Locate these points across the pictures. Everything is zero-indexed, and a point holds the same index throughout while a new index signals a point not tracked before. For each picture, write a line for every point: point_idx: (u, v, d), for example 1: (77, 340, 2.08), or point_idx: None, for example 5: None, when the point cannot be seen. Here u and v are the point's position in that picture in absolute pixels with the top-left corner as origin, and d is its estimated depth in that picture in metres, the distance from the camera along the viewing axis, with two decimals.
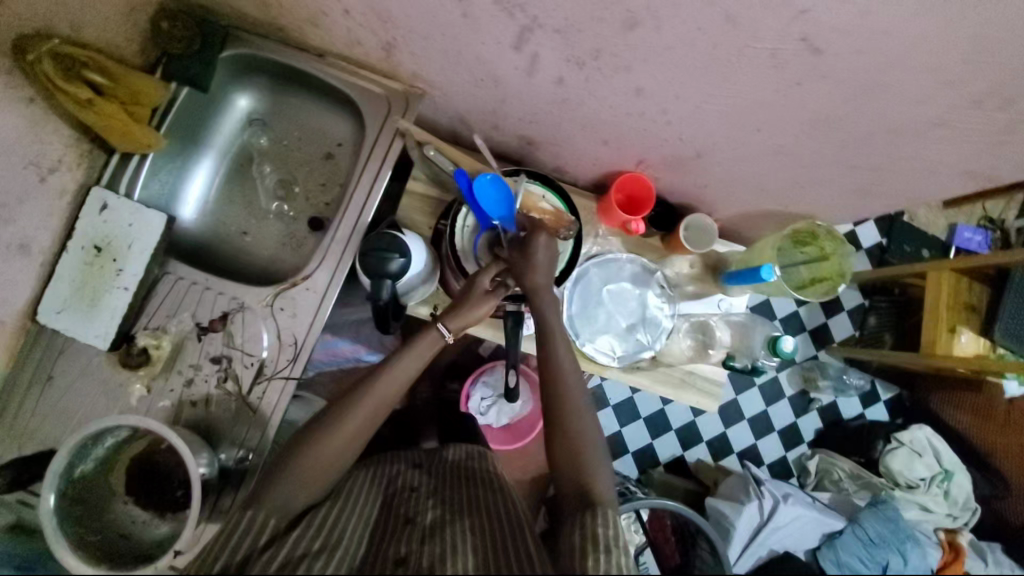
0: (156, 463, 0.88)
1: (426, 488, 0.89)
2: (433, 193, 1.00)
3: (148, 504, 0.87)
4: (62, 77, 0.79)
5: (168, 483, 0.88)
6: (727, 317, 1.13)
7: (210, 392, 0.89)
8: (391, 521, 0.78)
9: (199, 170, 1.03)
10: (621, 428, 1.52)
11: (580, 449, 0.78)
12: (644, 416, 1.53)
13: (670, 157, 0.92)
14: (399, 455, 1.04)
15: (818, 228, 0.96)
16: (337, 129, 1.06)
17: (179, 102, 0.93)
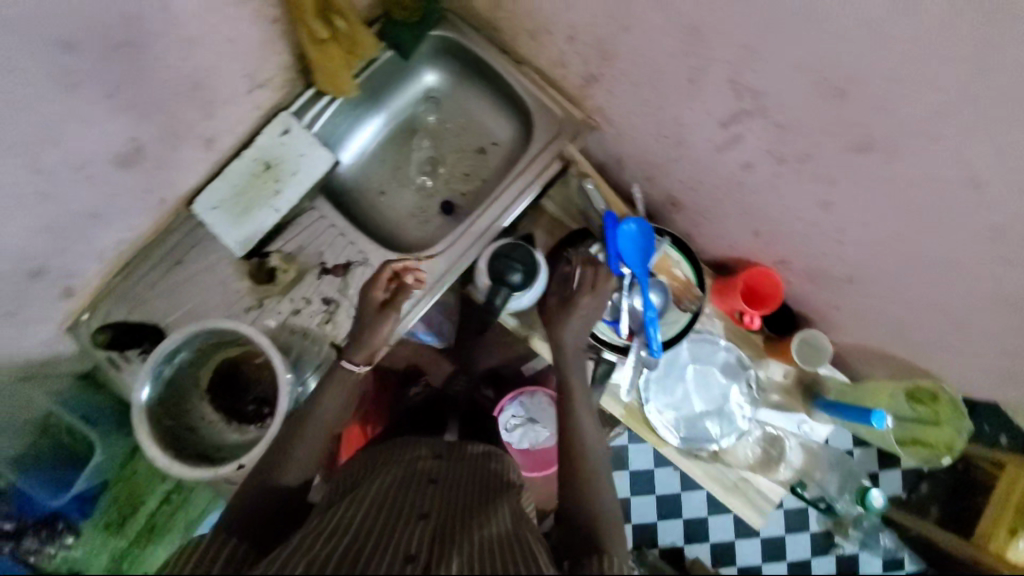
0: (240, 373, 0.92)
1: (444, 482, 0.85)
2: (563, 218, 1.01)
3: (220, 406, 0.91)
4: (314, 14, 0.82)
5: (244, 395, 0.92)
6: (804, 439, 1.09)
7: (309, 328, 0.93)
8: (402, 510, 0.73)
9: (368, 125, 1.09)
10: (631, 496, 1.46)
11: (587, 490, 0.73)
12: (658, 493, 1.45)
13: (816, 270, 0.90)
14: (417, 441, 1.02)
15: (942, 393, 0.96)
16: (498, 128, 1.11)
17: (381, 63, 1.03)
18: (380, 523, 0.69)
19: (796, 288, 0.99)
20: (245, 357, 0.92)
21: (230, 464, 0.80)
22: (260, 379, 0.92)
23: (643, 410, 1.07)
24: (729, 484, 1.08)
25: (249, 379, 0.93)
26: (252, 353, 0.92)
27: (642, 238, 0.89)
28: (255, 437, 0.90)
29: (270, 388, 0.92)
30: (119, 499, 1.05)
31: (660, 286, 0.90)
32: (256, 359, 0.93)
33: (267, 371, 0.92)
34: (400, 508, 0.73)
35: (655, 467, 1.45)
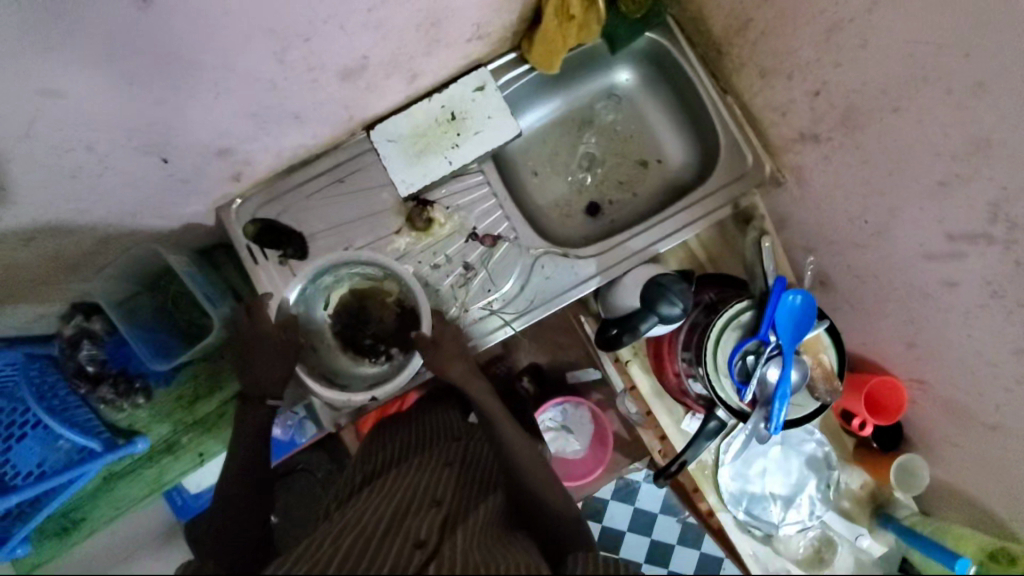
0: (362, 306, 0.94)
1: (461, 464, 0.89)
2: (701, 256, 1.01)
3: (339, 330, 0.94)
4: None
5: (363, 328, 0.94)
6: (855, 549, 1.06)
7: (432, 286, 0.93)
8: (418, 496, 0.77)
9: (547, 103, 1.06)
10: (626, 531, 1.26)
11: (544, 494, 0.81)
12: (654, 538, 1.25)
13: (959, 403, 0.87)
14: (432, 417, 1.04)
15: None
16: (670, 147, 1.07)
17: (585, 49, 1.00)
18: (396, 507, 0.74)
19: (919, 409, 0.96)
20: (370, 292, 0.94)
21: (363, 394, 0.86)
22: (380, 318, 0.94)
23: (714, 467, 1.07)
24: (769, 568, 1.08)
25: (370, 312, 0.94)
26: (379, 292, 0.93)
27: (802, 313, 0.87)
28: (366, 369, 0.93)
29: (385, 329, 0.94)
30: (198, 378, 1.05)
31: (802, 366, 0.87)
32: (380, 298, 0.94)
33: (389, 312, 0.94)
34: (418, 492, 0.79)
35: (661, 513, 1.25)
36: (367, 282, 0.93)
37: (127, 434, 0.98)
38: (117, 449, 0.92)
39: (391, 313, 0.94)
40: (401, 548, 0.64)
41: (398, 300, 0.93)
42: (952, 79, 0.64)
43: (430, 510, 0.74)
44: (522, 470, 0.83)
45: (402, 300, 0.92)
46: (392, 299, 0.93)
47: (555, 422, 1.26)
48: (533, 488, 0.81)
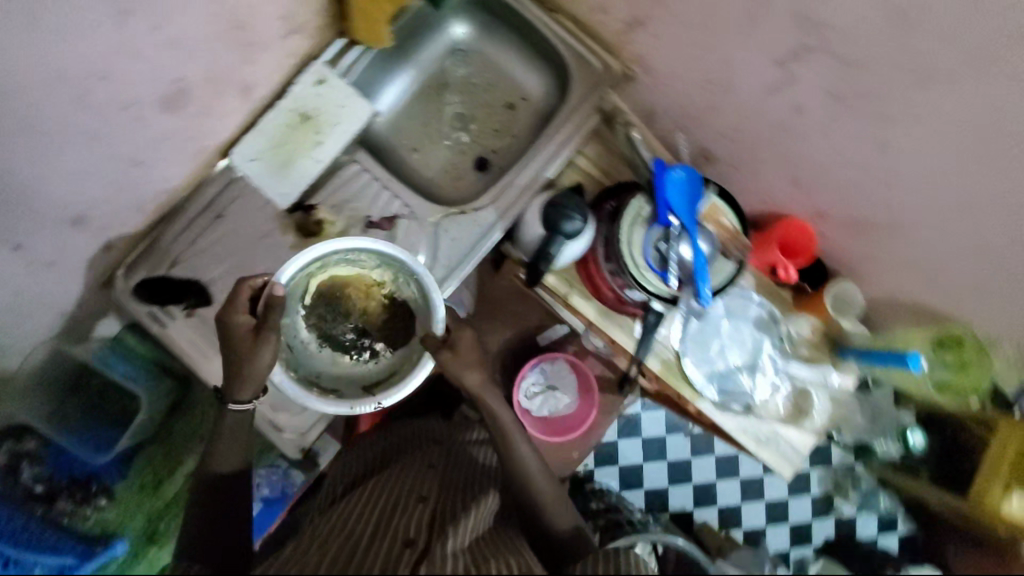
0: (344, 297, 0.93)
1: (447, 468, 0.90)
2: (595, 172, 1.01)
3: (317, 325, 0.92)
4: None
5: (347, 321, 0.93)
6: (831, 391, 1.11)
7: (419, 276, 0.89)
8: (405, 496, 0.79)
9: (399, 79, 1.07)
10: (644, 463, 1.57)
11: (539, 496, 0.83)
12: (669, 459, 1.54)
13: (856, 218, 0.92)
14: (414, 427, 1.07)
15: (968, 337, 0.93)
16: (530, 83, 1.09)
17: (411, 14, 1.02)
18: (383, 510, 0.75)
19: (828, 240, 1.02)
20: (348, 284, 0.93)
21: (368, 401, 0.82)
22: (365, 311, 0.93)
23: (679, 363, 1.09)
24: (760, 436, 1.10)
25: (348, 306, 0.93)
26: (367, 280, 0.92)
27: (690, 186, 0.91)
28: (348, 369, 0.92)
29: (372, 321, 0.93)
30: (154, 461, 1.03)
31: (708, 234, 0.91)
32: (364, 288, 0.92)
33: (373, 304, 0.93)
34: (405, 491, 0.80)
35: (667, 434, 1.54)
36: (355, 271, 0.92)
37: (103, 538, 0.95)
38: (96, 556, 0.90)
39: (377, 305, 0.93)
40: (390, 548, 0.66)
41: (385, 293, 0.92)
42: None
43: (418, 506, 0.76)
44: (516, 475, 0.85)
45: (389, 293, 0.92)
46: (382, 289, 0.93)
47: (539, 385, 1.28)
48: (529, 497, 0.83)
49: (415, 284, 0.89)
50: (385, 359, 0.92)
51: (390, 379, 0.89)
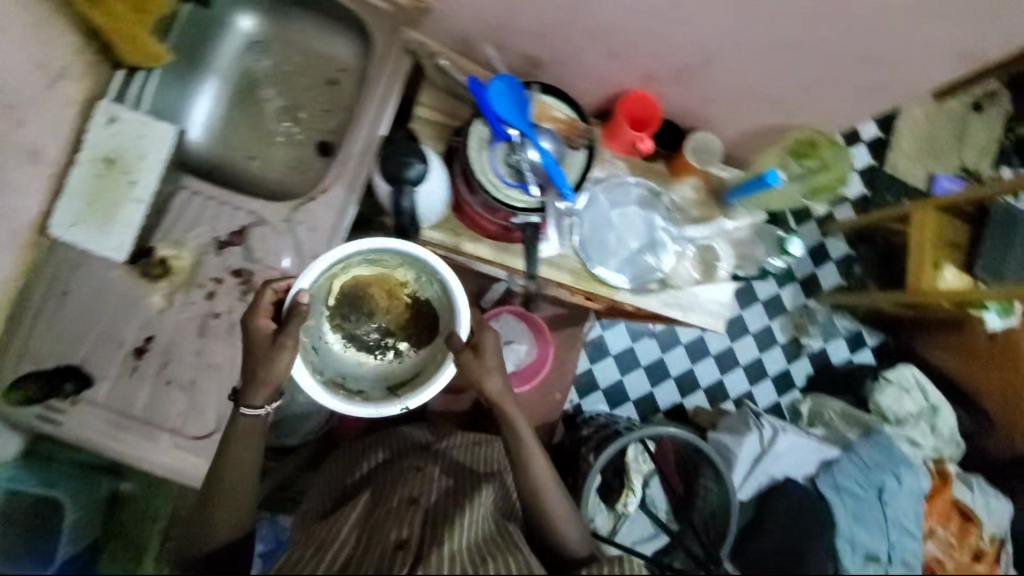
0: (365, 297, 0.91)
1: (440, 475, 1.02)
2: (440, 118, 1.01)
3: (341, 327, 0.90)
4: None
5: (371, 321, 0.91)
6: (729, 236, 1.15)
7: (428, 275, 0.88)
8: (397, 501, 0.91)
9: (202, 92, 1.05)
10: (623, 377, 1.87)
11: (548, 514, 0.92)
12: (642, 364, 1.88)
13: (677, 66, 0.94)
14: (402, 435, 1.18)
15: (818, 136, 1.01)
16: (339, 53, 1.06)
17: (184, 19, 0.99)
18: (377, 518, 0.87)
19: (669, 98, 1.05)
20: (365, 286, 0.91)
21: (394, 405, 0.80)
22: (389, 310, 0.91)
23: (587, 268, 1.10)
24: (683, 303, 1.13)
25: (370, 306, 0.91)
26: (387, 279, 0.90)
27: (513, 92, 0.91)
28: (378, 368, 0.90)
29: (395, 320, 0.91)
30: (117, 559, 1.04)
31: (548, 132, 0.92)
32: (388, 286, 0.91)
33: (396, 304, 0.91)
34: (398, 497, 0.92)
35: (633, 343, 1.88)
36: (378, 271, 0.90)
37: None
38: None
39: (399, 305, 0.91)
40: (384, 553, 0.77)
41: (408, 292, 0.90)
42: None
43: (409, 510, 0.88)
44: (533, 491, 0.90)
45: (412, 293, 0.90)
46: (404, 288, 0.90)
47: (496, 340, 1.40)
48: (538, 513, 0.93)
49: (437, 285, 0.87)
50: (409, 359, 0.91)
51: (415, 380, 0.87)
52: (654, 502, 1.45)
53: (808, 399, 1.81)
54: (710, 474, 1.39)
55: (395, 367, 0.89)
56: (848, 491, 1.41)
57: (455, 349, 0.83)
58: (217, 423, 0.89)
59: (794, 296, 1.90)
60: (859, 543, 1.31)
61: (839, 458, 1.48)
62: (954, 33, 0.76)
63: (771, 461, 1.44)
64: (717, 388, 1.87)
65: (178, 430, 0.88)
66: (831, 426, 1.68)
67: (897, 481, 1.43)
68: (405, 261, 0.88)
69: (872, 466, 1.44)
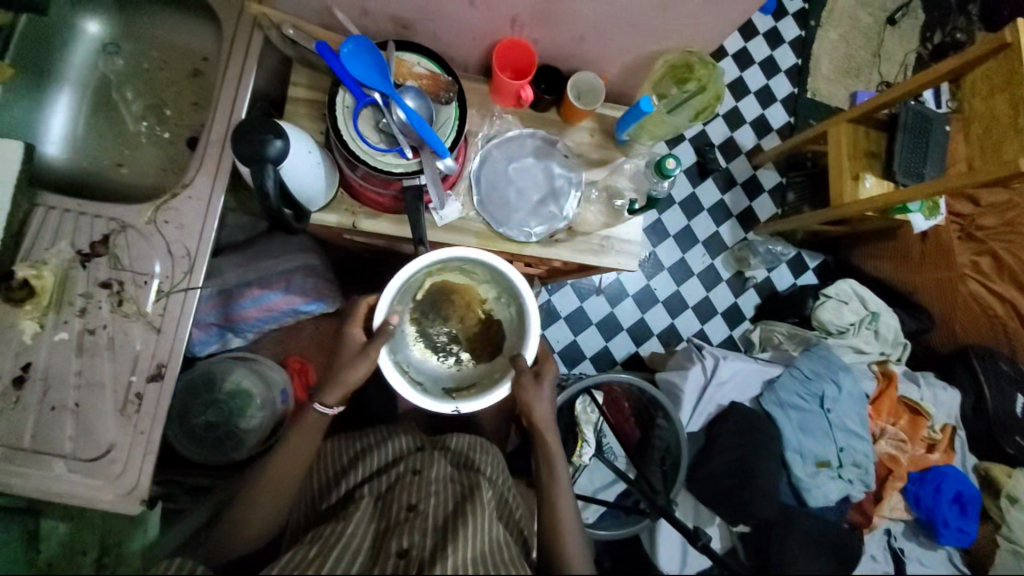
0: (447, 300, 1.00)
1: (436, 475, 1.04)
2: (314, 95, 0.99)
3: (416, 322, 1.00)
4: None
5: (444, 324, 1.01)
6: (629, 174, 1.15)
7: (503, 300, 0.97)
8: (397, 510, 0.95)
9: (59, 104, 0.97)
10: (577, 337, 1.87)
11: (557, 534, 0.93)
12: (595, 321, 1.88)
13: (537, 5, 0.91)
14: (400, 435, 1.17)
15: (693, 57, 1.02)
16: (198, 42, 1.00)
17: (22, 26, 0.91)
18: (382, 525, 0.92)
19: (545, 43, 1.02)
20: (446, 292, 1.00)
21: (447, 403, 0.87)
22: (462, 319, 1.00)
23: (492, 227, 1.08)
24: (594, 247, 1.12)
25: (445, 313, 1.01)
26: (473, 292, 0.99)
27: (367, 54, 0.87)
28: (450, 365, 0.99)
29: (467, 331, 1.00)
30: None
31: (411, 91, 0.89)
32: (469, 299, 1.00)
33: (470, 316, 1.00)
34: (400, 501, 0.96)
35: (582, 302, 1.88)
36: (466, 282, 0.99)
37: None
38: None
39: (473, 317, 1.00)
40: (387, 562, 0.83)
41: (484, 310, 0.99)
42: None
43: (410, 518, 0.92)
44: (550, 497, 0.97)
45: (487, 311, 0.99)
46: (480, 305, 0.99)
47: None
48: (549, 532, 0.94)
49: (514, 307, 0.95)
50: (467, 369, 0.99)
51: (470, 389, 0.94)
52: (611, 450, 1.49)
53: (757, 330, 1.80)
54: (662, 415, 1.38)
55: (462, 373, 0.98)
56: (792, 405, 1.44)
57: (515, 370, 0.90)
58: (109, 446, 0.85)
59: (733, 233, 1.91)
60: (806, 450, 1.40)
61: (781, 374, 1.50)
62: None
63: (716, 388, 1.45)
64: (670, 332, 1.88)
65: (70, 456, 0.85)
66: (779, 348, 1.70)
67: (838, 388, 1.46)
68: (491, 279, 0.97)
69: (813, 378, 1.46)
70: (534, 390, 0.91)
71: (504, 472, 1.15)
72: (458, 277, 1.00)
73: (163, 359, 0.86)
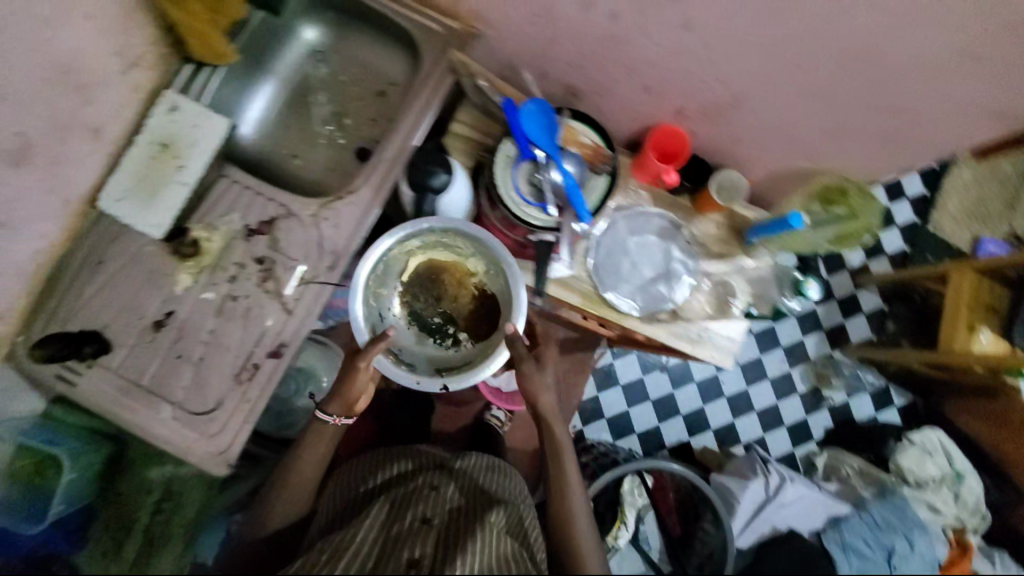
0: (437, 279, 1.03)
1: (450, 493, 1.02)
2: (475, 135, 1.05)
3: (408, 305, 1.03)
4: None
5: (437, 305, 1.04)
6: (749, 275, 1.14)
7: (492, 273, 1.01)
8: (411, 519, 0.93)
9: (261, 93, 1.10)
10: (629, 409, 1.83)
11: (585, 561, 0.86)
12: (654, 398, 1.84)
13: (709, 105, 0.96)
14: (420, 453, 1.18)
15: (846, 184, 0.99)
16: (390, 68, 1.13)
17: (253, 25, 1.04)
18: (395, 531, 0.90)
19: (701, 137, 1.06)
20: (434, 270, 1.03)
21: (434, 381, 0.91)
22: (456, 298, 1.03)
23: (598, 292, 1.11)
24: (692, 336, 1.12)
25: (437, 293, 1.04)
26: (460, 268, 1.03)
27: (544, 116, 0.93)
28: (433, 346, 1.02)
29: (460, 309, 1.03)
30: (108, 525, 1.06)
31: (573, 157, 0.94)
32: (460, 275, 1.03)
33: (463, 293, 1.03)
34: (413, 512, 0.95)
35: (644, 375, 1.85)
36: (453, 258, 1.03)
37: None
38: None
39: (466, 295, 1.03)
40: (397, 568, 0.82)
41: (475, 284, 1.02)
42: None
43: (422, 530, 0.91)
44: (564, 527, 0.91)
45: (479, 285, 1.02)
46: (473, 279, 1.02)
47: None
48: (564, 553, 0.89)
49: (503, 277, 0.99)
50: (464, 348, 1.02)
51: (460, 365, 0.98)
52: (648, 542, 1.41)
53: (825, 456, 1.71)
54: (709, 516, 1.34)
55: (448, 351, 1.02)
56: (853, 548, 1.36)
57: (516, 354, 0.92)
58: (217, 405, 0.91)
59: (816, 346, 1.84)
60: None
61: (850, 516, 1.42)
62: (992, 92, 0.75)
63: (775, 510, 1.37)
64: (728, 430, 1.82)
65: (179, 405, 0.91)
66: (847, 481, 1.59)
67: (910, 546, 1.37)
68: (477, 253, 1.00)
69: (884, 527, 1.39)
70: (538, 374, 0.92)
71: (520, 497, 1.11)
72: (441, 255, 1.03)
73: (286, 340, 0.93)
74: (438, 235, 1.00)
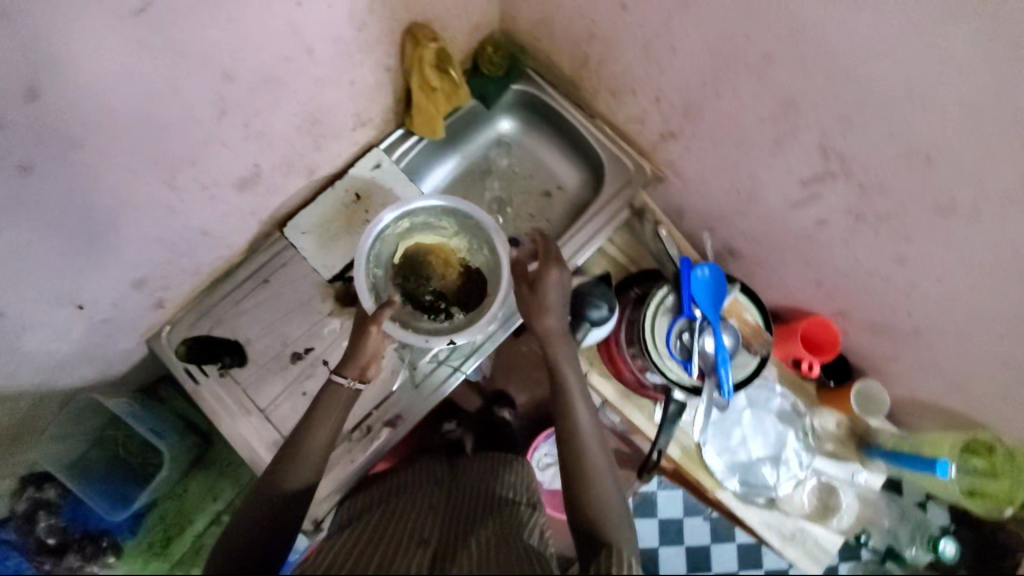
0: (422, 261, 0.94)
1: (454, 508, 0.72)
2: (623, 260, 1.10)
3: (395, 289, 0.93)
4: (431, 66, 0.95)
5: (426, 283, 0.94)
6: (858, 489, 1.08)
7: (483, 248, 0.96)
8: (402, 536, 0.63)
9: (445, 163, 1.16)
10: (658, 547, 1.32)
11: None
12: (689, 545, 1.32)
13: (880, 322, 0.95)
14: (424, 470, 0.87)
15: (997, 445, 0.91)
16: (566, 175, 1.18)
17: (467, 109, 1.12)
18: (383, 550, 0.60)
19: (853, 340, 1.04)
20: (421, 250, 0.95)
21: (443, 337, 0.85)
22: (444, 277, 0.94)
23: (699, 451, 1.08)
24: (785, 532, 1.08)
25: (426, 276, 0.94)
26: (444, 248, 0.96)
27: (714, 284, 0.96)
28: (422, 322, 0.91)
29: (452, 288, 0.94)
30: (165, 519, 1.08)
31: (731, 329, 0.95)
32: (444, 255, 0.96)
33: (451, 273, 0.95)
34: (407, 531, 0.65)
35: (685, 517, 1.32)
36: (436, 240, 0.96)
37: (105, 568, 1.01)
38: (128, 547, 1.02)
39: (455, 272, 0.95)
40: None
41: (463, 263, 0.96)
42: (745, 57, 0.76)
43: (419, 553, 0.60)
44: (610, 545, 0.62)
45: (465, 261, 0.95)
46: (458, 257, 0.96)
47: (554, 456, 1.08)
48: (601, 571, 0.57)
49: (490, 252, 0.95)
50: (462, 323, 0.92)
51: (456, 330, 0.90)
52: None
53: None
54: None
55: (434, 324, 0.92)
56: None
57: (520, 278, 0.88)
58: None
59: None
60: None
61: None
62: None
63: None
64: None
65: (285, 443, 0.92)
66: None
67: None
68: (462, 230, 0.96)
69: None
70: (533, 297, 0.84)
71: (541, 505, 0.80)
72: (425, 234, 0.96)
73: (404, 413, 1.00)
74: (423, 214, 0.94)
